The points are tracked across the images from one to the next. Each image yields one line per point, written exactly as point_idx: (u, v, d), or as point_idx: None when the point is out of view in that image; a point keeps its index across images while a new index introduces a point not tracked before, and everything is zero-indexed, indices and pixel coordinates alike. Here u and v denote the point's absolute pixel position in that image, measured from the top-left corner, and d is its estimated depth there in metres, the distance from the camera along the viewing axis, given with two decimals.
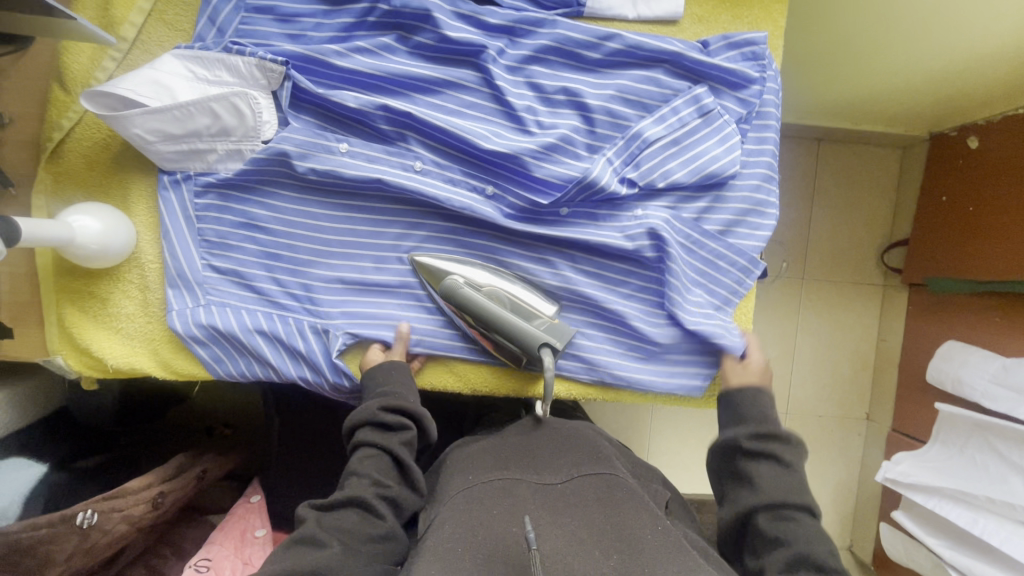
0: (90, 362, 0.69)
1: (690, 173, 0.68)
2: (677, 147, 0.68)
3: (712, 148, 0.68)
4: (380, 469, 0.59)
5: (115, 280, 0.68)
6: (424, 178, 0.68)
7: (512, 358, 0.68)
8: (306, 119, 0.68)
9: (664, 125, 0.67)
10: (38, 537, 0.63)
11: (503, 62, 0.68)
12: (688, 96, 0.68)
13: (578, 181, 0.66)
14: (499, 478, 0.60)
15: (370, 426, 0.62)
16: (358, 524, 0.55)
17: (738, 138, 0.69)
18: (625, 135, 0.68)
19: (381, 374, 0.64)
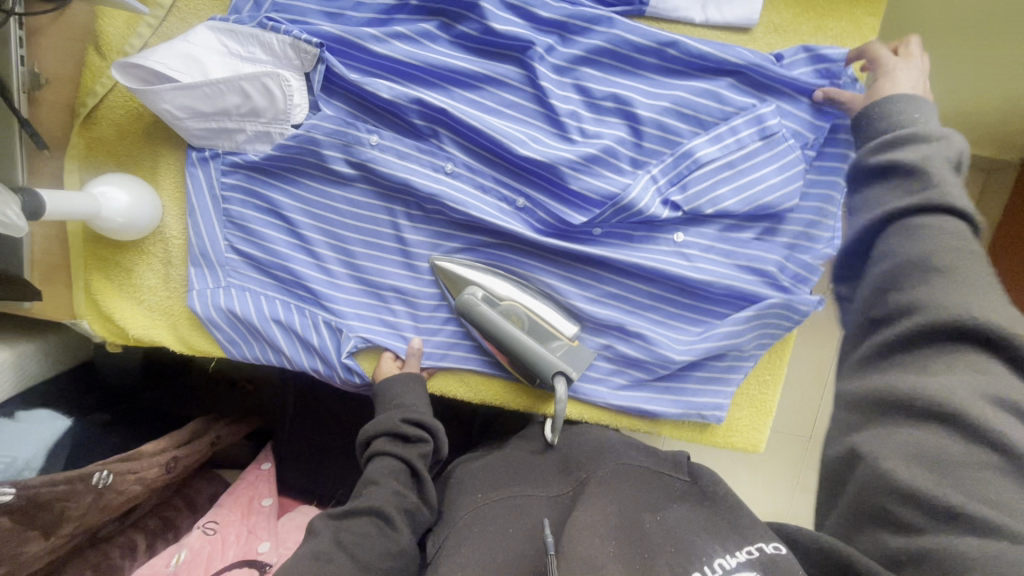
0: (112, 329, 0.70)
1: (742, 201, 0.62)
2: (731, 171, 0.62)
3: (768, 176, 0.62)
4: (396, 477, 0.57)
5: (139, 252, 0.68)
6: (454, 181, 0.65)
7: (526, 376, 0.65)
8: (338, 105, 0.65)
9: (720, 146, 0.61)
10: (56, 493, 0.65)
11: (552, 61, 0.63)
12: (750, 115, 0.61)
13: (613, 204, 0.61)
14: (508, 493, 0.59)
15: (389, 436, 0.60)
16: (375, 537, 0.52)
17: (801, 166, 0.62)
18: (675, 151, 0.62)
19: (400, 384, 0.63)
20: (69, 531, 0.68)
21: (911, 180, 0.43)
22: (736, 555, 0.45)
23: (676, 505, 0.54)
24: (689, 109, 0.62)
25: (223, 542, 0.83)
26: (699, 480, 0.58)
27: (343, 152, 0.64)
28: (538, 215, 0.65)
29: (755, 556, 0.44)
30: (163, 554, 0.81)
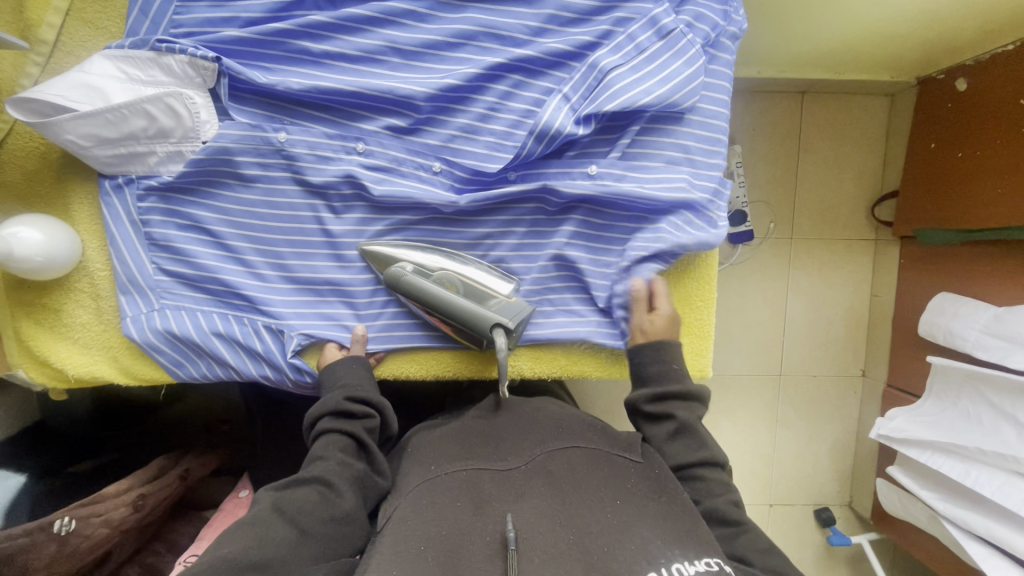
0: (51, 373, 0.69)
1: (656, 97, 0.64)
2: (638, 74, 0.64)
3: (667, 101, 0.64)
4: (342, 450, 0.59)
5: (66, 290, 0.67)
6: (368, 162, 0.66)
7: (471, 342, 0.67)
8: (248, 110, 0.65)
9: (620, 53, 0.64)
10: (17, 546, 0.65)
11: (445, 36, 0.64)
12: (645, 20, 0.65)
13: (530, 130, 0.63)
14: (457, 468, 0.59)
15: (333, 414, 0.61)
16: (318, 503, 0.54)
17: (703, 60, 0.65)
18: (582, 65, 0.65)
19: (342, 367, 0.64)
20: None
21: (686, 437, 0.63)
22: (693, 562, 0.47)
23: (636, 499, 0.55)
24: (580, 61, 0.66)
25: None
26: (648, 468, 0.59)
27: (256, 157, 0.65)
28: (455, 185, 0.67)
29: (710, 569, 0.47)
30: None
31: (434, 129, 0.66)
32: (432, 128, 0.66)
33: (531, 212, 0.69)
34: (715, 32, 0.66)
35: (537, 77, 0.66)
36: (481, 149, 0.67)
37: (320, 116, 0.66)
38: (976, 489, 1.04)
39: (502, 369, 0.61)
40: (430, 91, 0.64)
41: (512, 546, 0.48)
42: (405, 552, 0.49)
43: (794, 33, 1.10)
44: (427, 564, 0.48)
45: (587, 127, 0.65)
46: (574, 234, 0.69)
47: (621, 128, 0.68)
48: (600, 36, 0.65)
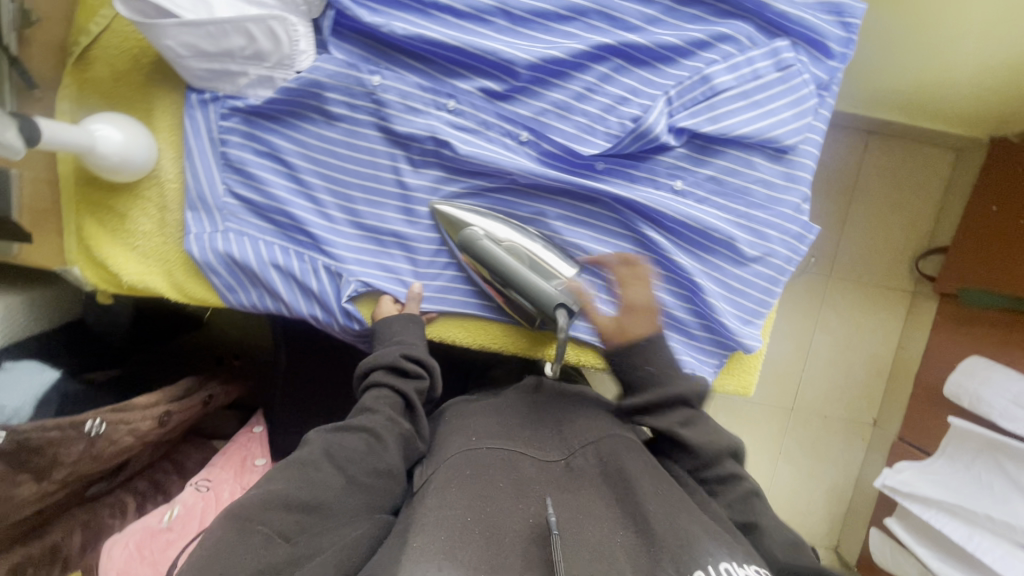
0: (106, 277, 0.69)
1: (757, 131, 0.64)
2: (746, 101, 0.64)
3: (766, 136, 0.64)
4: (393, 406, 0.59)
5: (134, 196, 0.67)
6: (457, 120, 0.65)
7: (523, 316, 0.67)
8: (346, 47, 0.64)
9: (736, 75, 0.63)
10: (48, 439, 0.63)
11: (558, 7, 0.63)
12: (767, 48, 0.63)
13: (632, 130, 0.62)
14: (504, 445, 0.58)
15: (388, 368, 0.61)
16: (365, 453, 0.54)
17: (814, 102, 0.64)
18: (694, 75, 0.64)
19: (398, 323, 0.64)
20: (61, 476, 0.67)
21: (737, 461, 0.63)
22: (742, 564, 0.47)
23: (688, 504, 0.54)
24: (692, 72, 0.64)
25: (217, 498, 0.83)
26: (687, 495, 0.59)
27: (346, 97, 0.64)
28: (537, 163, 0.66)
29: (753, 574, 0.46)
30: (154, 511, 0.80)
31: (527, 100, 0.65)
32: (525, 98, 0.65)
33: (606, 214, 0.68)
34: (831, 73, 0.65)
35: (641, 66, 0.65)
36: (571, 128, 0.65)
37: (416, 67, 0.65)
38: (976, 555, 1.04)
39: (557, 346, 0.62)
40: (533, 60, 0.62)
41: (552, 531, 0.48)
42: (450, 520, 0.49)
43: (889, 70, 1.06)
44: (474, 538, 0.48)
45: (677, 139, 0.65)
46: (643, 237, 0.68)
47: (715, 145, 0.66)
48: (715, 36, 0.64)
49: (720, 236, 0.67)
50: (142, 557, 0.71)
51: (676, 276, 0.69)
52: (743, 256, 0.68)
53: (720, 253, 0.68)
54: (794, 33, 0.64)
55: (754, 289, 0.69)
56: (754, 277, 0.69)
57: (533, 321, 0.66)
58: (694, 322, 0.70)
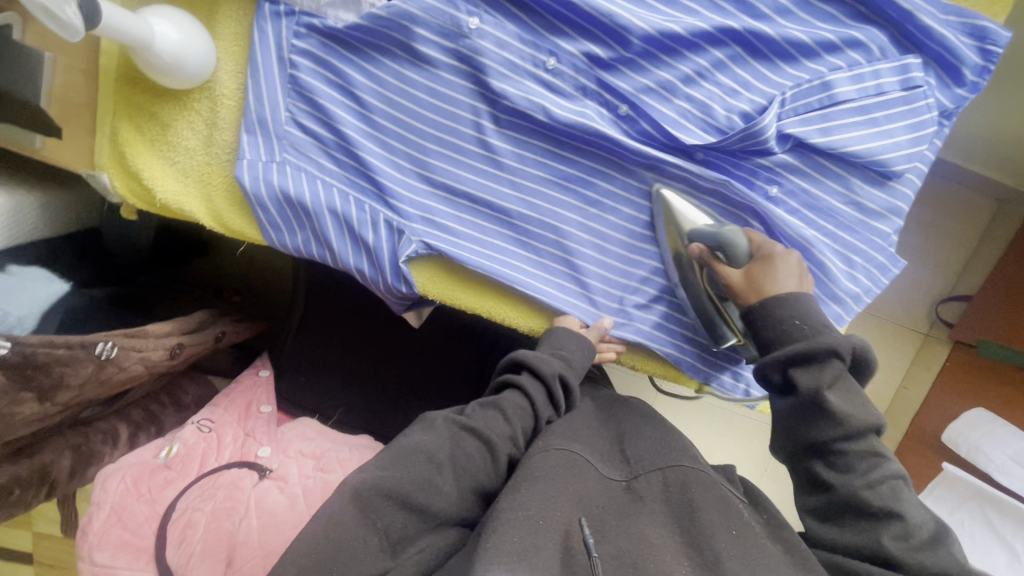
0: (136, 190, 0.62)
1: (868, 150, 0.60)
2: (863, 116, 0.60)
3: (875, 158, 0.60)
4: (523, 428, 0.60)
5: (181, 105, 0.60)
6: (552, 83, 0.59)
7: (750, 308, 0.58)
8: None
9: (859, 87, 0.59)
10: (55, 357, 0.58)
11: None
12: (897, 63, 0.59)
13: (741, 130, 0.58)
14: (577, 455, 0.56)
15: (537, 378, 0.62)
16: (477, 461, 0.56)
17: (932, 130, 0.61)
18: (815, 79, 0.59)
19: (565, 336, 0.65)
20: (65, 399, 0.61)
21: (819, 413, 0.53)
22: None
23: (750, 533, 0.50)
24: (813, 75, 0.60)
25: (219, 443, 0.77)
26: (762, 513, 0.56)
27: (438, 36, 0.58)
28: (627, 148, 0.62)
29: None
30: (151, 445, 0.75)
31: (631, 74, 0.59)
32: (630, 72, 0.59)
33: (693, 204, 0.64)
34: (958, 101, 0.61)
35: (759, 59, 0.60)
36: (671, 112, 0.60)
37: (520, 17, 0.59)
38: None
39: (805, 344, 0.53)
40: (650, 31, 0.57)
41: (593, 555, 0.47)
42: (523, 524, 0.47)
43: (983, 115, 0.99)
44: (546, 544, 0.47)
45: (782, 146, 0.61)
46: None
47: (817, 159, 0.62)
48: (846, 40, 0.59)
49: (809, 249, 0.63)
50: (138, 495, 0.67)
51: None
52: (831, 278, 0.64)
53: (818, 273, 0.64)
54: (928, 50, 0.60)
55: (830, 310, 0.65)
56: (833, 298, 0.65)
57: (760, 320, 0.57)
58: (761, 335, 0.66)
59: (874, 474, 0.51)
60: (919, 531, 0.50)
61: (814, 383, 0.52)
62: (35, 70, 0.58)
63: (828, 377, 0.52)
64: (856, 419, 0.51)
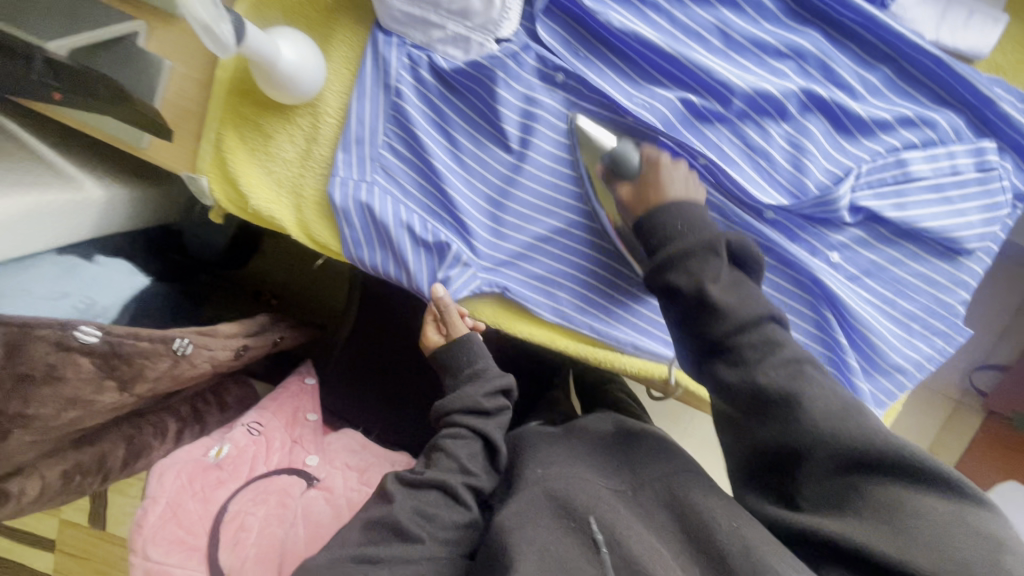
0: (231, 196, 0.65)
1: (939, 228, 0.61)
2: (936, 195, 0.61)
3: (945, 235, 0.61)
4: (472, 453, 0.63)
5: (285, 119, 0.63)
6: (639, 133, 0.63)
7: (642, 220, 0.59)
8: (550, 26, 0.61)
9: (933, 166, 0.60)
10: (139, 350, 0.59)
11: (779, 43, 0.60)
12: (971, 145, 0.60)
13: (817, 197, 0.59)
14: (540, 476, 0.56)
15: (467, 408, 0.64)
16: (444, 509, 0.58)
17: (1005, 213, 0.61)
18: (890, 154, 0.61)
19: (459, 348, 0.67)
20: (141, 392, 0.62)
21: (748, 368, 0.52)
22: None
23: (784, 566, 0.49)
24: (888, 150, 0.61)
25: (268, 447, 0.77)
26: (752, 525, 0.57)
27: (538, 77, 0.62)
28: None
29: None
30: (200, 441, 0.74)
31: (718, 127, 0.62)
32: (718, 126, 0.62)
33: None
34: None
35: (842, 129, 0.61)
36: (751, 170, 0.62)
37: (619, 65, 0.62)
38: None
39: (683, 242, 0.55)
40: (742, 89, 0.60)
41: (603, 550, 0.48)
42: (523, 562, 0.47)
43: None
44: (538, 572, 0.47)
45: (853, 217, 0.62)
46: (798, 298, 0.65)
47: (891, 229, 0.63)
48: (924, 118, 0.60)
49: (867, 321, 0.63)
50: (192, 493, 0.67)
51: (843, 350, 0.64)
52: (892, 345, 0.64)
53: (883, 341, 0.64)
54: (1003, 136, 0.61)
55: (889, 377, 0.65)
56: (895, 368, 0.64)
57: (648, 228, 0.59)
58: (824, 375, 0.65)
59: (774, 359, 0.51)
60: (829, 408, 0.49)
61: (692, 284, 0.53)
62: (154, 78, 0.61)
63: (708, 283, 0.53)
64: (737, 313, 0.52)
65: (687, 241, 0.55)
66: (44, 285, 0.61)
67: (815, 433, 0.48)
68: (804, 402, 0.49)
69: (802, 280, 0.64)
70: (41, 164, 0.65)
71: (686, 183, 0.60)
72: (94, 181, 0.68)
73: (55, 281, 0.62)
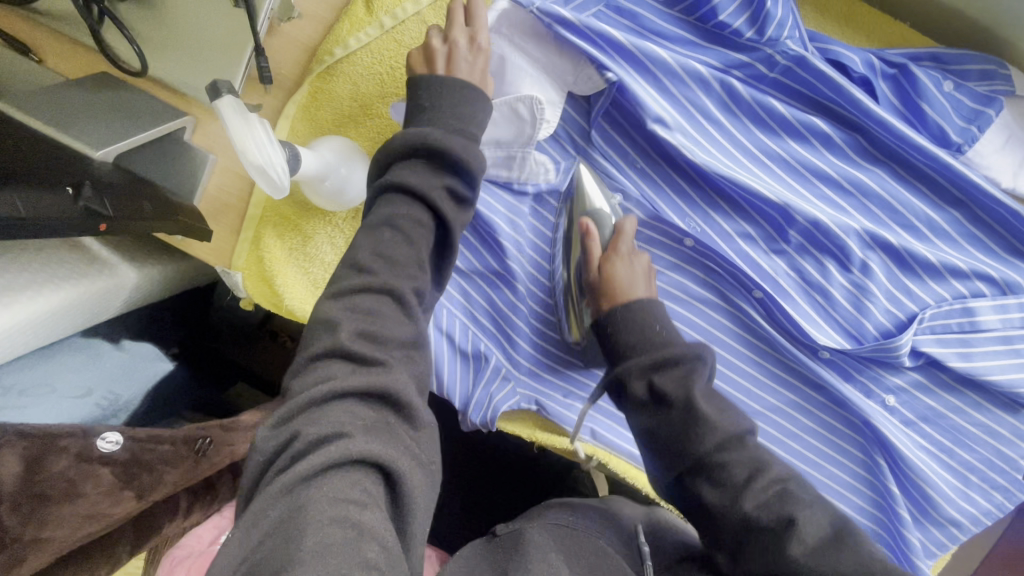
0: (264, 293, 0.63)
1: (1007, 382, 0.57)
2: (1005, 346, 0.57)
3: (1014, 388, 0.57)
4: None
5: (326, 220, 0.62)
6: (692, 256, 0.60)
7: (604, 315, 0.54)
8: (603, 140, 0.60)
9: (1004, 318, 0.57)
10: (161, 454, 0.58)
11: (844, 180, 0.57)
12: None
13: (876, 344, 0.56)
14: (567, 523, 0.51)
15: None
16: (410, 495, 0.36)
17: None
18: (958, 301, 0.57)
19: None
20: (158, 496, 0.59)
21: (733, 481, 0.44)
22: None
23: None
24: (955, 296, 0.57)
25: None
26: None
27: None
28: (748, 333, 0.61)
29: None
30: (209, 526, 0.74)
31: (774, 259, 0.60)
32: (774, 256, 0.60)
33: (810, 402, 0.61)
34: None
35: (906, 271, 0.58)
36: (807, 305, 0.59)
37: (675, 184, 0.60)
38: None
39: (654, 353, 0.49)
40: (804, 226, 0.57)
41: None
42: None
43: None
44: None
45: (913, 361, 0.59)
46: (847, 439, 0.61)
47: (950, 373, 0.60)
48: (996, 269, 0.56)
49: (921, 471, 0.59)
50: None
51: (892, 499, 0.59)
52: (944, 496, 0.59)
53: (941, 496, 0.59)
54: None
55: (941, 529, 0.59)
56: (949, 521, 0.59)
57: (609, 327, 0.53)
58: (867, 521, 0.61)
59: (760, 485, 0.44)
60: (824, 537, 0.41)
61: (682, 390, 0.47)
62: (200, 169, 0.59)
63: (695, 385, 0.47)
64: (723, 427, 0.46)
65: (649, 354, 0.50)
66: (69, 380, 0.60)
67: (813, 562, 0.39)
68: (798, 528, 0.41)
69: (853, 421, 0.61)
70: (73, 250, 0.63)
71: (647, 278, 0.55)
72: (128, 266, 0.66)
73: (81, 374, 0.61)
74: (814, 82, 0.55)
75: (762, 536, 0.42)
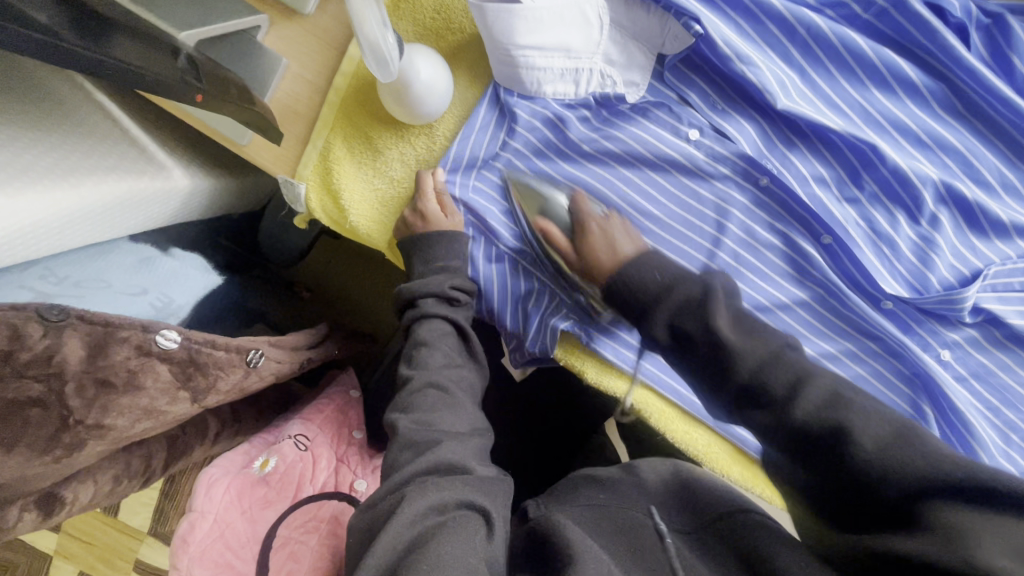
0: (328, 207, 0.61)
1: None
2: None
3: None
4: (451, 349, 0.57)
5: (399, 136, 0.61)
6: (763, 197, 0.61)
7: (608, 285, 0.55)
8: (683, 75, 0.60)
9: None
10: (216, 359, 0.55)
11: (923, 131, 0.58)
12: None
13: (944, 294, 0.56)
14: (602, 501, 0.50)
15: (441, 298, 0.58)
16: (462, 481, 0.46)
17: None
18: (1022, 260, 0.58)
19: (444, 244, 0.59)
20: (209, 403, 0.58)
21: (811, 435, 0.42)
22: None
23: None
24: (1020, 255, 0.58)
25: (313, 464, 0.73)
26: None
27: (671, 131, 0.61)
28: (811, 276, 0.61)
29: None
30: (243, 447, 0.70)
31: (847, 206, 0.60)
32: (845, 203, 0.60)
33: (863, 350, 0.62)
34: None
35: (974, 227, 0.59)
36: (875, 256, 0.60)
37: (755, 122, 0.60)
38: None
39: (661, 298, 0.50)
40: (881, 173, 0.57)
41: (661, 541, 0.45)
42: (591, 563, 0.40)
43: None
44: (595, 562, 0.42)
45: (972, 317, 0.60)
46: (900, 392, 0.61)
47: (1007, 333, 0.60)
48: None
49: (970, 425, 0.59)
50: (241, 509, 0.63)
51: None
52: (989, 450, 0.59)
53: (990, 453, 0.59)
54: None
55: None
56: None
57: (616, 290, 0.54)
58: None
59: (809, 396, 0.43)
60: (879, 436, 0.39)
61: (702, 325, 0.48)
62: (270, 74, 0.57)
63: (714, 316, 0.48)
64: (750, 351, 0.46)
65: (664, 303, 0.50)
66: (122, 277, 0.58)
67: (899, 474, 0.37)
68: (851, 435, 0.40)
69: (906, 373, 0.61)
70: (131, 146, 0.61)
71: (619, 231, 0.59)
72: (182, 170, 0.63)
73: (133, 273, 0.59)
74: (905, 26, 0.56)
75: (824, 454, 0.41)
